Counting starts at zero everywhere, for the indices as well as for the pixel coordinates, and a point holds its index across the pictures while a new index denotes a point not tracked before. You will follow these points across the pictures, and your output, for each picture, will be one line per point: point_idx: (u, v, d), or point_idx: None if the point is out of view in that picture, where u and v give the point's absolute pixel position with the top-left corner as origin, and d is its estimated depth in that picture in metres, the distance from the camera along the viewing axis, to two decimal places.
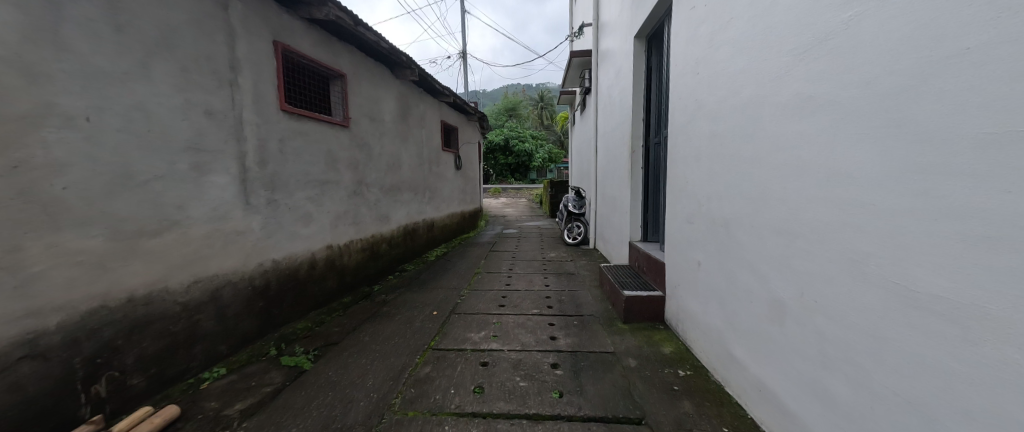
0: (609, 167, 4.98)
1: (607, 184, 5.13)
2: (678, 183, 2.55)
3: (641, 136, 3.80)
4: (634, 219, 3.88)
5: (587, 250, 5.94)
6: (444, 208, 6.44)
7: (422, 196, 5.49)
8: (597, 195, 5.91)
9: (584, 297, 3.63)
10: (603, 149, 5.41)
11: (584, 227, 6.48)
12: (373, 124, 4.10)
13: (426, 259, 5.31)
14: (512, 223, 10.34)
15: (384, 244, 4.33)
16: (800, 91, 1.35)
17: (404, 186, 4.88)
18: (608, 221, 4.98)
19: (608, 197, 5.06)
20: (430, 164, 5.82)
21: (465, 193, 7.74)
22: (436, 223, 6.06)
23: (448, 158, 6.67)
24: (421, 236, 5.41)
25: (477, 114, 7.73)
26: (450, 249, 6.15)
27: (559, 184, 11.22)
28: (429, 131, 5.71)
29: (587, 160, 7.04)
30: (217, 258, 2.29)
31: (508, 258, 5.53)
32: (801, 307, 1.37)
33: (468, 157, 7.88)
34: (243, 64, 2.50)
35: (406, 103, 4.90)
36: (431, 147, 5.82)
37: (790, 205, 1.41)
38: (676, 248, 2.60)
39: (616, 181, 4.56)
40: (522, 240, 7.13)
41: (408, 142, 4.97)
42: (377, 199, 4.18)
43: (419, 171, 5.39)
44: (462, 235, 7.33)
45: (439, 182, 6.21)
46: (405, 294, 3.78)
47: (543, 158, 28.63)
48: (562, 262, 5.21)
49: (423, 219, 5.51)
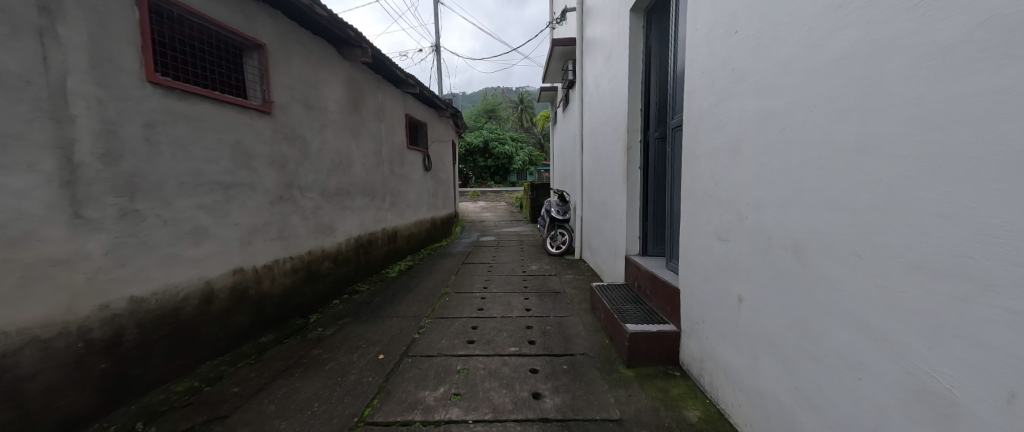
0: (598, 169, 4.33)
1: (596, 188, 4.49)
2: (701, 186, 1.92)
3: (641, 129, 3.16)
4: (632, 227, 3.26)
5: (574, 262, 5.28)
6: (411, 214, 5.63)
7: (382, 202, 4.67)
8: (584, 200, 5.26)
9: (573, 326, 2.94)
10: (590, 149, 4.77)
11: (568, 235, 5.83)
12: (310, 113, 3.27)
13: (386, 276, 4.49)
14: (490, 228, 9.60)
15: (327, 261, 3.51)
16: (997, 11, 0.72)
17: (357, 190, 4.06)
18: (598, 231, 4.34)
19: (597, 202, 4.41)
20: (392, 164, 5.00)
21: (437, 197, 6.94)
22: (400, 232, 5.24)
23: (416, 157, 5.86)
24: (380, 249, 4.59)
25: (449, 110, 6.95)
26: (417, 262, 5.34)
27: (540, 187, 10.54)
28: (390, 126, 4.92)
29: (571, 161, 6.40)
30: (8, 306, 1.45)
31: (484, 272, 4.79)
32: (999, 417, 0.72)
33: (439, 157, 7.08)
34: (70, 9, 1.66)
35: (358, 90, 4.09)
36: (393, 145, 5.01)
37: (972, 227, 0.76)
38: (698, 273, 1.96)
39: (607, 185, 3.92)
40: (501, 250, 6.39)
41: (361, 137, 4.16)
42: (316, 206, 3.36)
43: (378, 172, 4.57)
44: (432, 245, 6.51)
45: (404, 185, 5.40)
46: (348, 327, 2.97)
47: (523, 160, 28.05)
48: (545, 277, 4.51)
49: (382, 229, 4.68)
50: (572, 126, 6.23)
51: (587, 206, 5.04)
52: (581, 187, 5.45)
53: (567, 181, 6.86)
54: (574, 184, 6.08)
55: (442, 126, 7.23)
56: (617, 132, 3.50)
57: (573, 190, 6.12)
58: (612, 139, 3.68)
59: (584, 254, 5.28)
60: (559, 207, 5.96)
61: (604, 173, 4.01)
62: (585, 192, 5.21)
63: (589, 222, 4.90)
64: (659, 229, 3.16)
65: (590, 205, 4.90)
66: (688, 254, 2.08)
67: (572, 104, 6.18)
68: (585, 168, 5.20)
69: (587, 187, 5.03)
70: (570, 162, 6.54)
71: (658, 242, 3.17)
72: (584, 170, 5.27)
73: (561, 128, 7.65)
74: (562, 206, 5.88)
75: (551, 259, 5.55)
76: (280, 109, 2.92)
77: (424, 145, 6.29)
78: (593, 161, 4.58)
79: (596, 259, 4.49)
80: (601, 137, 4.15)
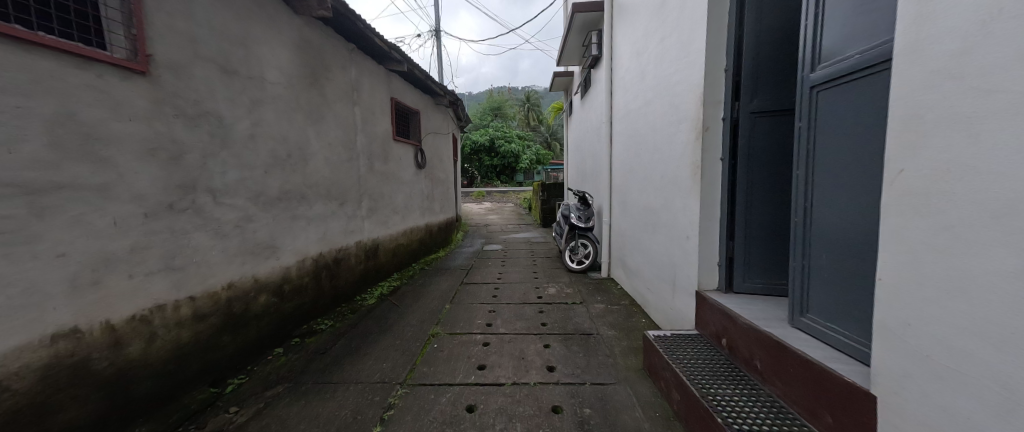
0: (640, 164, 3.22)
1: (635, 191, 3.39)
2: (986, 186, 0.82)
3: (726, 100, 2.06)
4: (710, 249, 2.17)
5: (602, 283, 4.17)
6: (397, 223, 4.57)
7: (356, 208, 3.62)
8: (616, 206, 4.15)
9: (627, 409, 1.86)
10: (626, 139, 3.68)
11: (592, 246, 4.73)
12: (231, 81, 2.24)
13: (360, 306, 3.43)
14: (496, 234, 8.52)
15: (264, 294, 2.47)
16: None
17: (317, 193, 3.03)
18: (641, 248, 3.24)
19: (638, 209, 3.31)
20: (372, 159, 3.96)
21: (432, 201, 5.87)
22: (383, 246, 4.17)
23: (405, 152, 4.81)
24: (353, 269, 3.56)
25: (447, 97, 5.89)
26: (404, 282, 4.28)
27: (551, 187, 9.42)
28: (368, 112, 3.88)
29: (594, 157, 5.29)
30: None
31: (488, 298, 3.72)
32: None
33: (436, 153, 6.02)
34: None
35: (317, 58, 3.05)
36: (372, 135, 3.96)
37: None
38: (961, 386, 0.87)
39: (657, 185, 2.82)
40: (508, 264, 5.30)
41: (324, 121, 3.13)
42: (243, 217, 2.32)
43: (349, 169, 3.52)
44: (426, 258, 5.46)
45: (390, 188, 4.37)
46: (276, 407, 1.93)
47: (530, 159, 26.90)
48: (567, 307, 3.41)
49: (357, 242, 3.63)
50: (597, 115, 5.12)
51: (621, 213, 3.93)
52: (611, 189, 4.34)
53: (588, 180, 5.73)
54: (599, 184, 4.98)
55: (440, 117, 6.17)
56: (680, 108, 2.39)
57: (598, 192, 5.00)
58: (669, 120, 2.58)
59: (615, 273, 4.17)
60: (580, 212, 4.85)
61: (652, 171, 2.92)
62: (616, 195, 4.11)
63: (625, 234, 3.79)
64: (753, 252, 2.06)
65: (625, 212, 3.78)
66: (913, 331, 0.98)
67: (596, 86, 5.07)
68: (617, 166, 4.10)
69: (621, 189, 3.93)
70: (593, 158, 5.43)
71: (752, 272, 2.07)
72: (615, 167, 4.16)
73: (580, 118, 6.53)
74: (584, 212, 4.78)
75: (571, 277, 4.45)
76: (172, 70, 1.90)
77: (416, 138, 5.25)
78: (632, 156, 3.47)
79: (636, 284, 3.39)
80: (646, 122, 3.05)
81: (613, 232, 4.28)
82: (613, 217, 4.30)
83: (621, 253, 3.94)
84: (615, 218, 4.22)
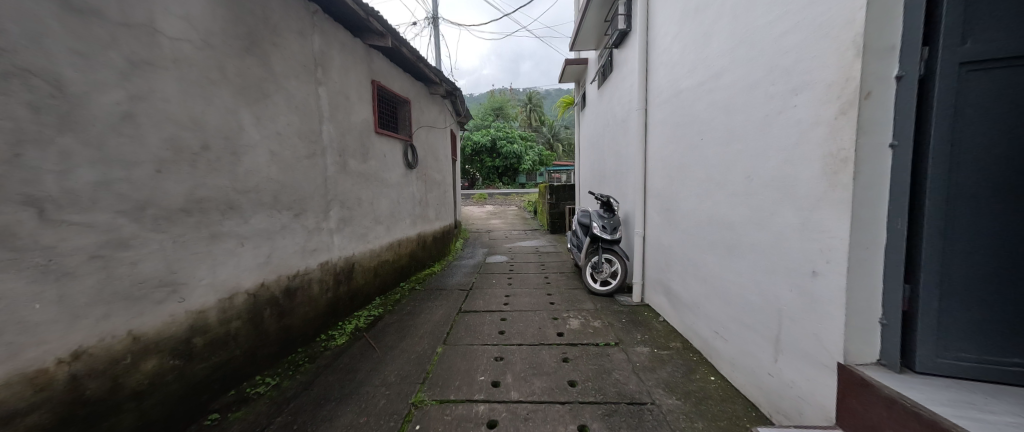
0: (703, 161, 2.35)
1: (692, 197, 2.53)
2: None
3: (911, 44, 1.19)
4: (867, 297, 1.30)
5: (637, 312, 3.30)
6: (381, 236, 3.72)
7: (321, 219, 2.77)
8: (654, 215, 3.28)
9: None
10: (673, 130, 2.83)
11: (620, 263, 3.87)
12: (79, 25, 1.40)
13: (322, 350, 2.55)
14: (500, 242, 7.67)
15: (157, 357, 1.63)
16: None
17: (256, 200, 2.18)
18: (704, 275, 2.37)
19: (698, 222, 2.44)
20: (344, 156, 3.10)
21: (426, 207, 5.02)
22: (360, 266, 3.31)
23: (391, 148, 3.97)
24: (316, 300, 2.70)
25: (443, 86, 5.05)
26: (387, 311, 3.40)
27: (560, 189, 8.58)
28: (340, 97, 3.04)
29: (619, 154, 4.43)
30: None
31: (493, 336, 2.86)
32: None
33: (430, 150, 5.17)
34: None
35: (256, 14, 2.20)
36: (345, 126, 3.12)
37: None
38: None
39: (741, 190, 1.95)
40: (516, 283, 4.43)
41: (269, 103, 2.29)
42: (111, 241, 1.48)
43: (310, 168, 2.67)
44: (418, 275, 4.59)
45: (370, 193, 3.53)
46: None
47: (533, 159, 26.17)
48: (600, 353, 2.54)
49: (322, 264, 2.77)
50: (623, 103, 4.26)
51: (663, 224, 3.07)
52: (646, 193, 3.49)
53: (609, 182, 4.88)
54: (626, 187, 4.12)
55: (435, 110, 5.33)
56: (801, 70, 1.52)
57: (625, 196, 4.14)
58: (772, 92, 1.70)
59: (655, 299, 3.30)
60: (604, 220, 4.00)
61: (729, 170, 2.05)
62: (655, 202, 3.25)
63: (670, 252, 2.93)
64: (960, 306, 1.19)
65: (670, 223, 2.92)
66: None
67: (623, 69, 4.20)
68: (655, 165, 3.25)
69: (663, 194, 3.07)
70: (616, 155, 4.57)
71: (955, 340, 1.20)
72: (653, 166, 3.31)
73: (598, 110, 5.67)
74: (609, 221, 3.93)
75: (595, 303, 3.58)
76: None
77: (406, 133, 4.41)
78: (686, 151, 2.61)
79: (694, 321, 2.53)
80: (715, 101, 2.19)
81: (650, 247, 3.42)
82: (649, 228, 3.44)
83: (664, 275, 3.08)
84: (652, 229, 3.36)
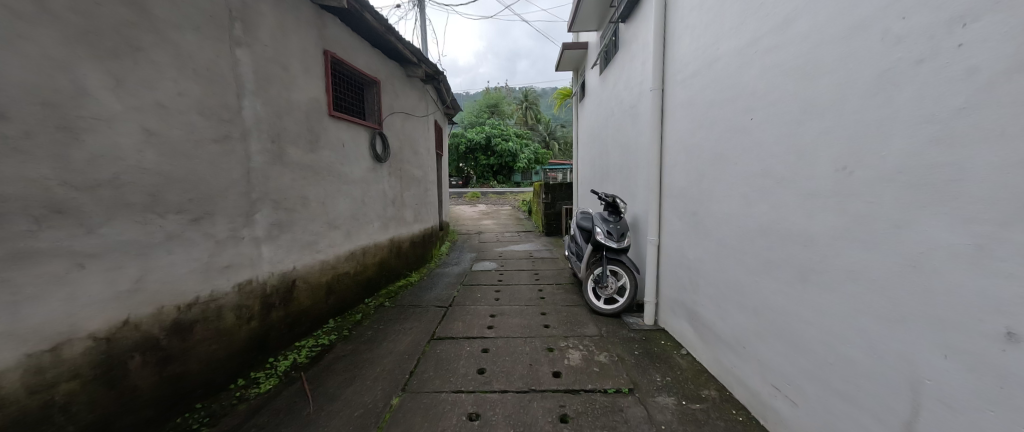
0: (756, 149, 1.71)
1: (735, 199, 1.89)
2: None
3: None
4: None
5: (651, 340, 2.66)
6: (337, 244, 3.03)
7: (240, 224, 2.09)
8: (675, 220, 2.65)
9: None
10: (705, 111, 2.19)
11: (628, 276, 3.24)
12: None
13: (234, 405, 1.88)
14: (491, 246, 7.01)
15: None
16: None
17: (113, 200, 1.49)
18: (756, 304, 1.73)
19: (745, 233, 1.80)
20: (281, 143, 2.41)
21: (402, 208, 4.32)
22: (304, 283, 2.62)
23: (353, 137, 3.28)
24: (230, 334, 2.01)
25: (421, 67, 4.35)
26: (340, 340, 2.72)
27: (556, 188, 7.93)
28: (274, 66, 2.35)
29: (626, 146, 3.79)
30: None
31: (471, 377, 2.21)
32: None
33: (408, 143, 4.50)
34: None
35: None
36: (282, 105, 2.43)
37: None
38: None
39: (830, 190, 1.30)
40: (504, 298, 3.76)
41: (143, 62, 1.61)
42: None
43: (222, 157, 1.98)
44: (390, 288, 3.90)
45: (322, 191, 2.84)
46: None
47: (528, 158, 25.53)
48: (611, 407, 1.89)
49: (241, 286, 2.08)
50: (632, 86, 3.61)
51: (687, 232, 2.44)
52: (663, 192, 2.85)
53: (614, 179, 4.23)
54: (635, 185, 3.48)
55: (413, 96, 4.63)
56: None
57: (634, 195, 3.50)
58: (901, 33, 1.06)
59: (674, 324, 2.67)
60: (610, 226, 3.36)
61: (805, 161, 1.41)
62: (676, 203, 2.62)
63: (697, 266, 2.31)
64: None
65: (698, 231, 2.29)
66: None
67: (632, 46, 3.57)
68: (676, 158, 2.62)
69: (688, 193, 2.43)
70: (623, 148, 3.93)
71: None
72: (672, 159, 2.67)
73: (601, 98, 5.00)
74: (616, 230, 3.32)
75: (600, 327, 2.93)
76: None
77: (374, 121, 3.72)
78: (725, 137, 1.97)
79: (737, 363, 1.90)
80: (779, 64, 1.56)
81: (667, 258, 2.78)
82: (666, 236, 2.81)
83: (687, 295, 2.45)
84: (670, 237, 2.73)
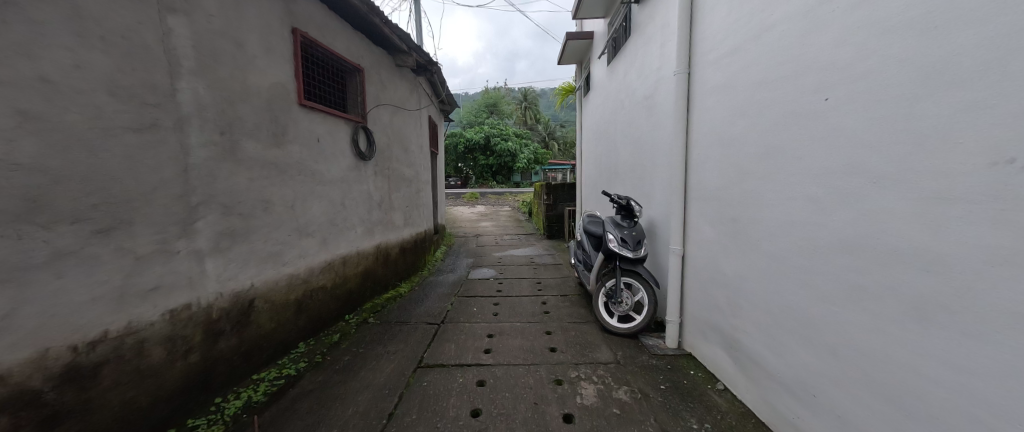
0: (832, 141, 1.31)
1: (797, 204, 1.49)
2: None
3: None
4: None
5: (678, 370, 2.25)
6: (310, 254, 2.61)
7: (174, 236, 1.67)
8: (704, 227, 2.26)
9: None
10: (749, 95, 1.79)
11: (646, 290, 2.82)
12: None
13: None
14: (489, 250, 6.59)
15: None
16: None
17: None
18: (833, 342, 1.33)
19: (814, 248, 1.40)
20: (235, 135, 2.00)
21: (390, 211, 3.90)
22: (266, 303, 2.20)
23: (331, 130, 2.87)
24: (157, 375, 1.60)
25: (413, 56, 3.94)
26: (310, 368, 2.30)
27: (558, 188, 7.52)
28: (224, 42, 1.94)
29: (641, 142, 3.38)
30: None
31: (464, 422, 1.81)
32: None
33: (398, 139, 4.09)
34: None
35: None
36: (236, 89, 2.01)
37: None
38: None
39: (979, 192, 0.89)
40: (504, 313, 3.35)
41: (13, 19, 1.19)
42: None
43: (146, 151, 1.57)
44: (375, 301, 3.48)
45: (291, 192, 2.42)
46: None
47: (528, 158, 25.13)
48: None
49: (174, 312, 1.66)
50: (647, 74, 3.21)
51: (723, 241, 2.04)
52: (689, 195, 2.46)
53: (626, 179, 3.82)
54: (652, 185, 3.08)
55: (404, 88, 4.22)
56: None
57: (651, 197, 3.09)
58: None
59: (704, 349, 2.26)
60: (624, 232, 2.95)
61: (925, 152, 1.01)
62: (707, 207, 2.22)
63: (737, 284, 1.91)
64: None
65: (739, 241, 1.89)
66: None
67: (648, 29, 3.17)
68: (706, 155, 2.22)
69: (723, 196, 2.03)
70: (636, 143, 3.53)
71: None
72: (702, 156, 2.28)
73: (609, 90, 4.60)
74: (631, 239, 2.92)
75: (615, 351, 2.52)
76: None
77: (358, 115, 3.31)
78: (781, 126, 1.57)
79: (803, 413, 1.49)
80: (873, 22, 1.16)
81: (695, 271, 2.38)
82: (694, 244, 2.41)
83: (724, 318, 2.05)
84: (699, 247, 2.33)
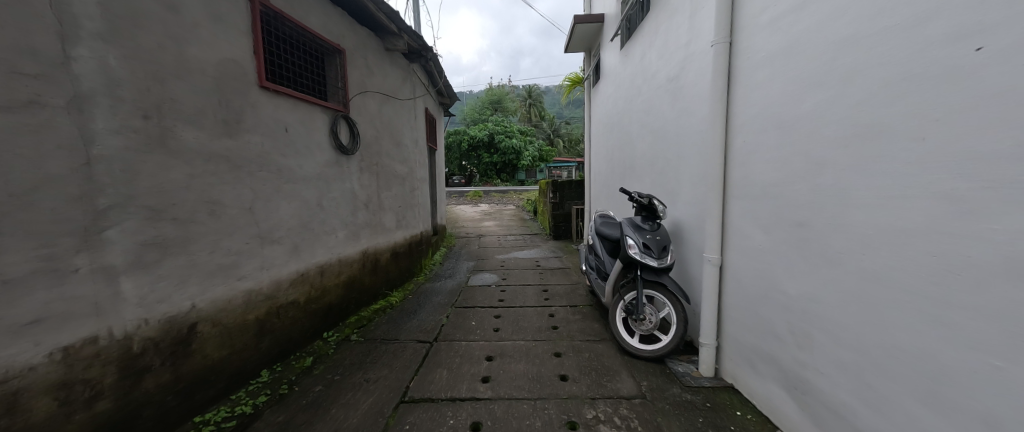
0: (998, 109, 0.87)
1: (923, 204, 1.04)
2: None
3: None
4: None
5: (720, 410, 1.81)
6: (276, 265, 2.20)
7: (69, 250, 1.28)
8: (752, 232, 1.82)
9: None
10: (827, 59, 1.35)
11: (672, 306, 2.38)
12: None
13: None
14: (491, 252, 6.18)
15: None
16: None
17: None
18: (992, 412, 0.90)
19: (956, 269, 0.96)
20: (166, 121, 1.60)
21: (380, 212, 3.50)
22: (214, 327, 1.80)
23: (304, 120, 2.47)
24: None
25: (404, 39, 3.53)
26: (270, 404, 1.90)
27: (564, 186, 7.08)
28: (150, 2, 1.54)
29: (663, 132, 2.94)
30: None
31: None
32: None
33: (388, 132, 3.68)
34: None
35: None
36: (168, 63, 1.61)
37: None
38: None
39: None
40: (506, 328, 2.93)
41: None
42: None
43: (22, 137, 1.17)
44: (361, 314, 3.08)
45: (249, 192, 2.02)
46: None
47: (532, 155, 24.66)
48: None
49: (70, 350, 1.27)
50: (671, 52, 2.76)
51: (782, 251, 1.60)
52: (729, 192, 2.02)
53: (645, 174, 3.38)
54: (679, 181, 2.63)
55: (395, 75, 3.81)
56: None
57: (678, 195, 2.64)
58: None
59: (754, 383, 1.83)
60: (646, 237, 2.51)
61: None
62: (757, 207, 1.78)
63: (807, 308, 1.47)
64: None
65: (809, 252, 1.45)
66: None
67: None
68: (756, 142, 1.78)
69: (783, 193, 1.59)
70: (657, 134, 3.08)
71: None
72: (749, 144, 1.84)
73: (622, 76, 4.15)
74: (658, 244, 2.48)
75: (638, 381, 2.10)
76: None
77: (339, 104, 2.90)
78: (889, 96, 1.13)
79: None
80: None
81: (739, 286, 1.95)
82: (736, 252, 1.97)
83: (783, 348, 1.62)
84: (744, 257, 1.90)
